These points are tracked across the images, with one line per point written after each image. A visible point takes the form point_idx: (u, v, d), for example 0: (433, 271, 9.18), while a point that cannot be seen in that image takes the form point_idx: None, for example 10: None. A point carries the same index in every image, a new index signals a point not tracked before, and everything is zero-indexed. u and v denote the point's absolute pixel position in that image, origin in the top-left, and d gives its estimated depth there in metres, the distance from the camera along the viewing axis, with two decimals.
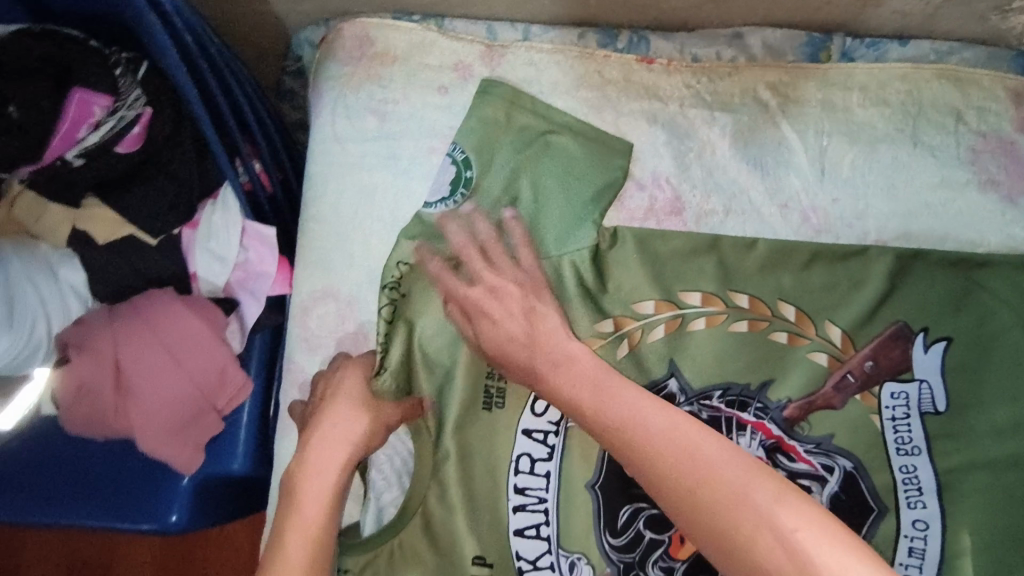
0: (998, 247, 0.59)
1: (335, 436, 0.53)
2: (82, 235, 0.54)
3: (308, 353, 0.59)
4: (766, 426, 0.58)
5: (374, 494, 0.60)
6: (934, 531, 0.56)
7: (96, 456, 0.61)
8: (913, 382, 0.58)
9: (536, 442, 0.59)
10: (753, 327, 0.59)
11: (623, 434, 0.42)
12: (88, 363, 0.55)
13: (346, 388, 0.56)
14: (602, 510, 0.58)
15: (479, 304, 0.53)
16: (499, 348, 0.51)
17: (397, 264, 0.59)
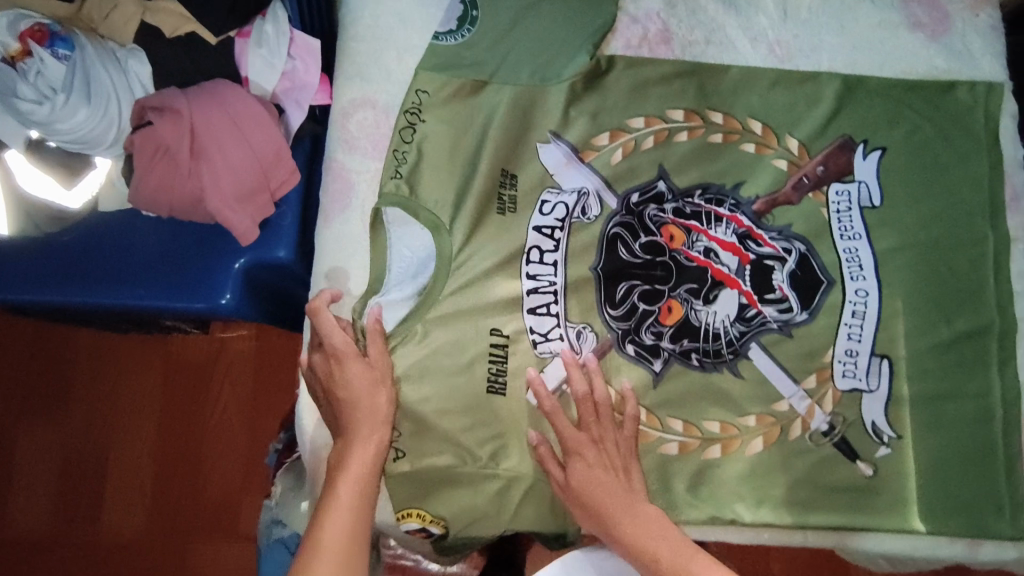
0: (924, 74, 0.73)
1: (363, 412, 0.59)
2: (153, 29, 0.66)
3: (325, 171, 0.66)
4: (739, 218, 0.69)
5: (387, 300, 0.64)
6: (873, 299, 0.68)
7: (144, 245, 0.68)
8: (854, 183, 0.70)
9: (544, 236, 0.67)
10: (726, 139, 0.70)
11: (600, 520, 0.60)
12: (166, 125, 0.61)
13: (355, 381, 0.59)
14: (602, 287, 0.67)
15: (578, 451, 0.61)
16: (589, 485, 0.60)
17: (415, 91, 0.67)
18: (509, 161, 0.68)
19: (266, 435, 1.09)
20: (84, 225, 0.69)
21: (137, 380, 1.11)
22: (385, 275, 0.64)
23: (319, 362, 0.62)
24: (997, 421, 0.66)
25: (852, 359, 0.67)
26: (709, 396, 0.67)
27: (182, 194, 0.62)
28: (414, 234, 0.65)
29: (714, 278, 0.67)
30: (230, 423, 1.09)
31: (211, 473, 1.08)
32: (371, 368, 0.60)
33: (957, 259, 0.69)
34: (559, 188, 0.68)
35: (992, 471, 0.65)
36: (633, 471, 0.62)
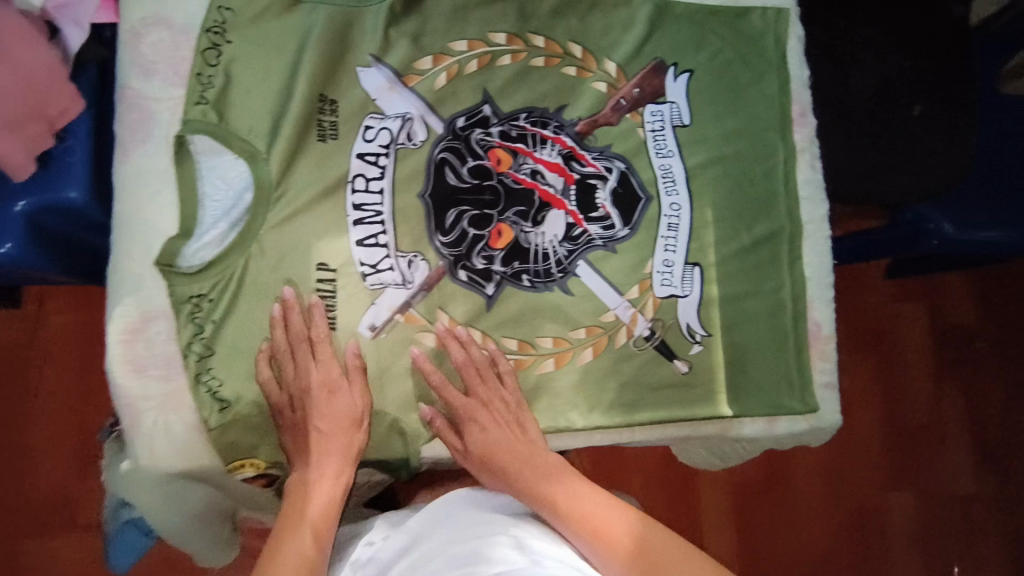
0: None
1: (328, 425, 0.60)
2: None
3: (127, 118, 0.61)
4: (562, 140, 0.71)
5: (200, 236, 0.61)
6: (684, 211, 0.74)
7: None
8: (666, 103, 0.75)
9: (368, 165, 0.66)
10: (548, 63, 0.72)
11: (506, 468, 0.65)
12: None
13: (316, 410, 0.60)
14: (432, 214, 0.67)
15: (476, 422, 0.65)
16: (490, 447, 0.65)
17: (217, 9, 0.62)
18: (328, 87, 0.65)
19: (98, 416, 1.03)
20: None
21: None
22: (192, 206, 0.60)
23: (268, 372, 0.60)
24: (789, 310, 0.75)
25: (668, 268, 0.73)
26: (542, 312, 0.70)
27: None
28: (225, 161, 0.61)
29: (541, 200, 0.70)
30: (56, 408, 1.03)
31: (38, 463, 1.02)
32: (330, 396, 0.61)
33: (755, 170, 0.76)
34: (382, 114, 0.66)
35: (785, 354, 0.74)
36: (531, 425, 0.67)
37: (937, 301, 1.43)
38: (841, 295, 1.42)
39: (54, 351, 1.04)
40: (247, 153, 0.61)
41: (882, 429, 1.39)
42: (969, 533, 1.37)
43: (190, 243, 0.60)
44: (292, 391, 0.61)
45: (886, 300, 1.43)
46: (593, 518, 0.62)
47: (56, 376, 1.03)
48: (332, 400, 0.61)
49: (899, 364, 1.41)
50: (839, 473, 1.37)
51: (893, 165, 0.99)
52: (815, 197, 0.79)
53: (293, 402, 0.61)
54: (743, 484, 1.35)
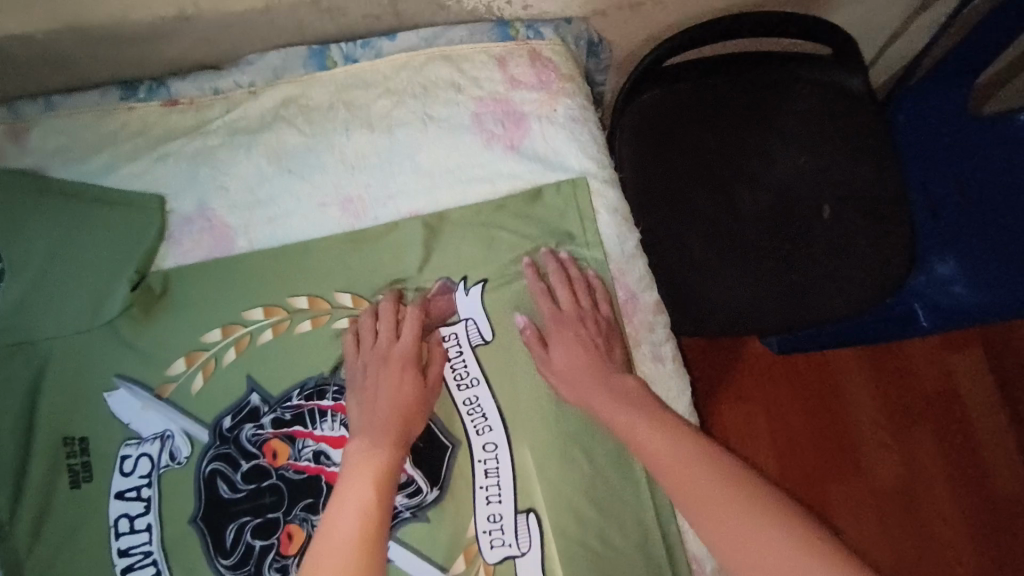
0: (508, 193, 0.70)
1: (389, 408, 0.61)
2: None
3: None
4: (345, 406, 0.65)
5: None
6: (503, 448, 0.65)
7: None
8: (460, 323, 0.68)
9: (130, 501, 0.61)
10: (314, 324, 0.66)
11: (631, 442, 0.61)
12: None
13: (385, 380, 0.63)
14: (208, 539, 0.61)
15: (562, 332, 0.66)
16: (573, 372, 0.64)
17: None
18: (73, 426, 0.62)
19: None
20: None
21: None
22: None
23: (350, 342, 0.65)
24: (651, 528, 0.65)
25: (497, 524, 0.64)
26: None
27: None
28: None
29: (331, 484, 0.63)
30: None
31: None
32: (388, 364, 0.63)
33: None
34: (139, 438, 0.62)
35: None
36: (615, 349, 0.66)
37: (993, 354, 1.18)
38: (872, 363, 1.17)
39: None
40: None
41: (959, 514, 1.11)
42: None
43: None
44: (373, 359, 0.64)
45: (928, 365, 1.17)
46: (677, 463, 0.58)
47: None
48: (403, 377, 0.63)
49: (965, 436, 1.14)
50: None
51: (817, 280, 0.79)
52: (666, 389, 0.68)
53: (370, 367, 0.64)
54: None
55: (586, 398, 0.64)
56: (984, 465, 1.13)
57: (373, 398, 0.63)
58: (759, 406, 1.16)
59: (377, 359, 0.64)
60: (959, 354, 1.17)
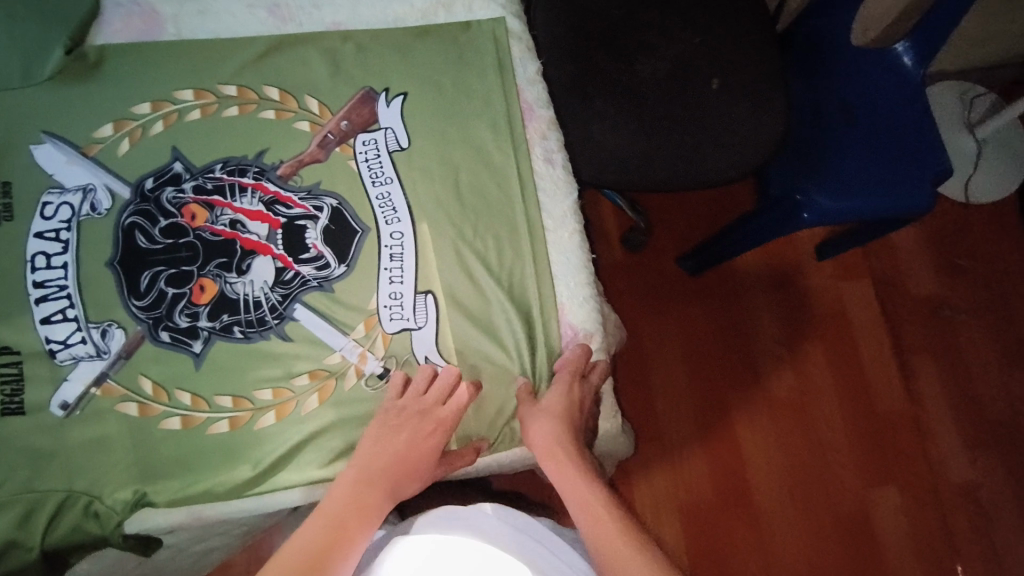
0: (422, 13, 0.77)
1: (399, 459, 0.62)
2: None
3: None
4: (264, 185, 0.70)
5: None
6: (408, 238, 0.70)
7: None
8: (379, 130, 0.73)
9: (48, 240, 0.65)
10: (241, 111, 0.71)
11: (548, 463, 0.63)
12: None
13: (411, 431, 0.63)
14: (123, 281, 0.65)
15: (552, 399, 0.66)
16: (545, 438, 0.64)
17: None
18: (1, 170, 0.66)
19: None
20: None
21: None
22: None
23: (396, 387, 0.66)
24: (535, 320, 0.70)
25: (397, 301, 0.69)
26: (258, 363, 0.66)
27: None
28: None
29: (245, 248, 0.68)
30: None
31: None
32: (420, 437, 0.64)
33: (486, 185, 0.73)
34: (61, 188, 0.66)
35: (540, 360, 0.70)
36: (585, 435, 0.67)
37: (877, 258, 1.28)
38: (774, 283, 1.25)
39: None
40: None
41: (849, 431, 1.19)
42: (986, 527, 1.16)
43: None
44: (412, 410, 0.65)
45: (823, 286, 1.26)
46: (593, 502, 0.60)
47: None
48: (430, 437, 0.64)
49: (852, 350, 1.23)
50: (809, 485, 1.16)
51: (711, 142, 0.88)
52: (556, 191, 0.74)
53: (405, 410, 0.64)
54: (701, 548, 1.12)
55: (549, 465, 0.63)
56: (861, 355, 1.23)
57: (389, 439, 0.63)
58: (672, 318, 1.23)
59: (415, 419, 0.64)
60: (852, 282, 1.26)
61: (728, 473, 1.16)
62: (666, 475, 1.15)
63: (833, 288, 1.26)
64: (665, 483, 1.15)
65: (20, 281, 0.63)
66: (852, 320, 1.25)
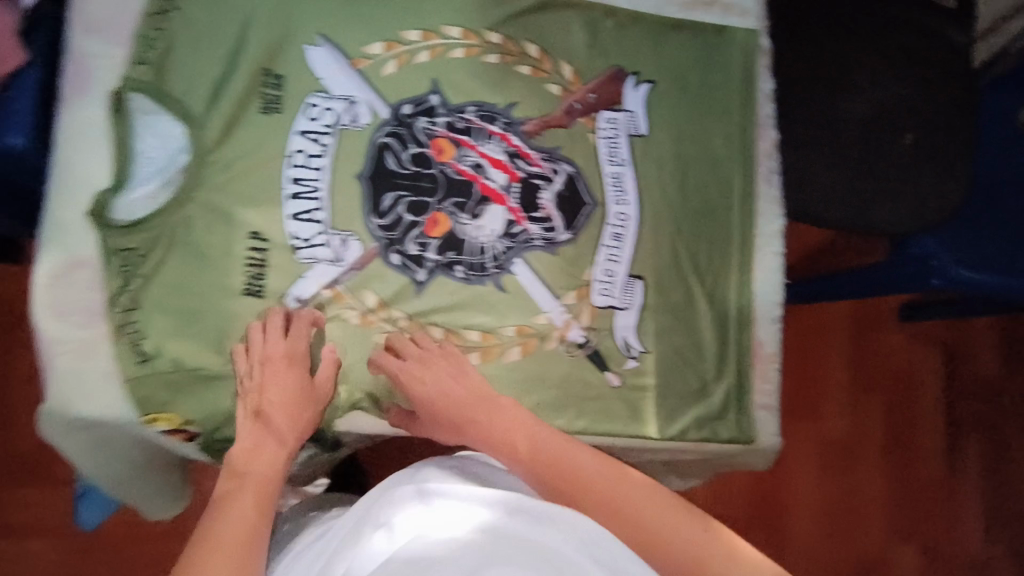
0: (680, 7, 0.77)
1: (283, 404, 0.62)
2: None
3: (76, 85, 0.62)
4: (510, 137, 0.70)
5: (128, 199, 0.61)
6: (631, 221, 0.73)
7: None
8: (623, 112, 0.74)
9: (309, 141, 0.65)
10: (501, 60, 0.71)
11: (538, 442, 0.61)
12: None
13: (273, 385, 0.62)
14: (367, 196, 0.66)
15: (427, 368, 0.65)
16: (436, 398, 0.64)
17: None
18: (272, 61, 0.65)
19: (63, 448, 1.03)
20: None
21: None
22: (125, 178, 0.61)
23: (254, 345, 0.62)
24: (729, 326, 0.74)
25: (609, 278, 0.72)
26: (473, 306, 0.69)
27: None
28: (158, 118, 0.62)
29: (482, 194, 0.69)
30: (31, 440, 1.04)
31: (28, 418, 1.04)
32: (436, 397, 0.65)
33: (710, 189, 0.75)
34: (327, 93, 0.66)
35: (723, 369, 0.73)
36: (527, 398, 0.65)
37: (956, 331, 1.27)
38: (856, 332, 1.24)
39: None
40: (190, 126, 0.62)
41: (885, 484, 1.23)
42: None
43: (121, 205, 0.61)
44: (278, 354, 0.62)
45: (896, 345, 1.26)
46: (599, 466, 0.58)
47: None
48: (290, 371, 0.62)
49: (909, 410, 1.24)
50: (834, 524, 1.21)
51: (886, 192, 0.86)
52: (769, 212, 0.77)
53: (254, 374, 0.62)
54: None
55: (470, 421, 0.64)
56: (915, 419, 1.25)
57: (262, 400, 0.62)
58: None
59: (280, 367, 0.62)
60: (926, 348, 1.26)
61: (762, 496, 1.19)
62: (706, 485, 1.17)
63: (909, 351, 1.26)
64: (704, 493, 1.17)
65: (277, 174, 0.64)
66: (919, 384, 1.25)
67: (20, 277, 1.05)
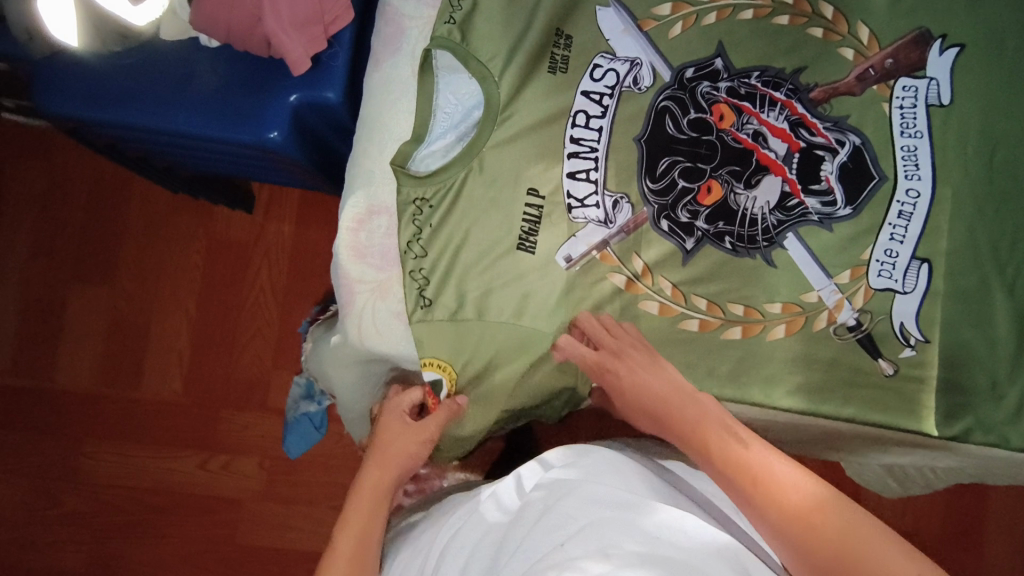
0: None
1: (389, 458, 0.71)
2: None
3: (389, 44, 0.67)
4: (794, 104, 0.67)
5: (426, 150, 0.66)
6: (923, 200, 0.66)
7: (183, 84, 0.68)
8: (924, 79, 0.67)
9: (592, 102, 0.67)
10: (793, 22, 0.68)
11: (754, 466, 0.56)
12: None
13: (394, 440, 0.71)
14: (644, 160, 0.67)
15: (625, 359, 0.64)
16: (643, 398, 0.64)
17: None
18: (565, 23, 0.67)
19: (283, 374, 1.14)
20: (158, 52, 0.69)
21: (177, 294, 1.16)
22: (423, 132, 0.66)
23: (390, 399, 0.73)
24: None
25: (890, 259, 0.66)
26: (739, 279, 0.66)
27: (240, 23, 0.62)
28: (457, 77, 0.67)
29: (759, 163, 0.67)
30: (255, 362, 1.14)
31: (247, 348, 1.15)
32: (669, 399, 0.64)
33: (1021, 168, 0.67)
34: (613, 55, 0.67)
35: (1022, 366, 0.64)
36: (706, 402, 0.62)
37: None
38: None
39: (273, 253, 1.16)
40: (488, 85, 0.66)
41: None
42: None
43: (419, 156, 0.66)
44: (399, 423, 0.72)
45: None
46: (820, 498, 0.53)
47: (273, 276, 1.15)
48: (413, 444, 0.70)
49: None
50: None
51: None
52: None
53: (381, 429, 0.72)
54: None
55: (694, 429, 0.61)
56: None
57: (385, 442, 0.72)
58: None
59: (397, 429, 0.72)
60: None
61: (962, 517, 1.03)
62: (899, 501, 1.02)
63: None
64: (897, 509, 1.03)
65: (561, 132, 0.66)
66: None
67: (252, 223, 1.16)
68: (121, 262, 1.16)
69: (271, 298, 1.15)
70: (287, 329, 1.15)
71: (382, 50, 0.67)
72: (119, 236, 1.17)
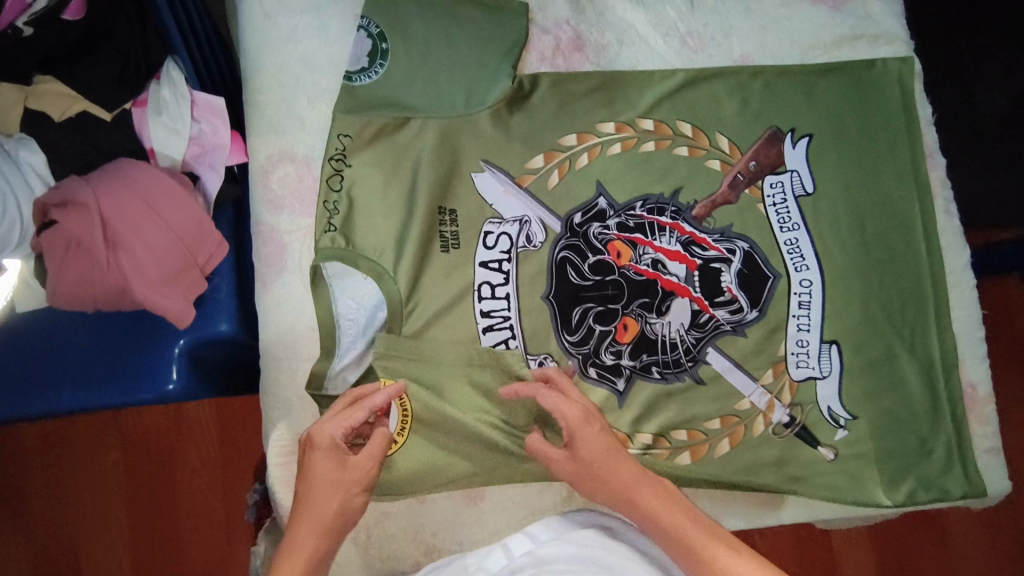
0: (828, 48, 0.74)
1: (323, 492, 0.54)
2: (35, 114, 0.57)
3: (271, 263, 0.63)
4: (681, 225, 0.69)
5: (338, 365, 0.62)
6: (817, 285, 0.70)
7: (60, 354, 0.61)
8: (786, 173, 0.72)
9: (492, 271, 0.66)
10: (659, 147, 0.70)
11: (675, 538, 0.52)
12: (73, 218, 0.54)
13: (326, 467, 0.54)
14: (557, 314, 0.67)
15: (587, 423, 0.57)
16: (591, 455, 0.56)
17: (337, 136, 0.64)
18: (446, 199, 0.67)
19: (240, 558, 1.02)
20: (22, 329, 0.62)
21: (98, 505, 1.02)
22: (331, 349, 0.62)
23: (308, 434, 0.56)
24: (939, 375, 0.70)
25: (803, 349, 0.69)
26: (675, 406, 0.68)
27: (105, 302, 0.56)
28: (348, 280, 0.63)
29: (665, 289, 0.68)
30: (204, 554, 1.02)
31: (191, 539, 1.02)
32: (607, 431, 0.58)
33: (890, 234, 0.72)
34: (500, 218, 0.67)
35: (939, 417, 0.69)
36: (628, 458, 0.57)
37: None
38: None
39: (199, 429, 1.05)
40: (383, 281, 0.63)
41: None
42: None
43: (332, 373, 0.62)
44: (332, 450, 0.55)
45: None
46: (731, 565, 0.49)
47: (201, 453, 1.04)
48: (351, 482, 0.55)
49: None
50: None
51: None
52: (954, 244, 0.74)
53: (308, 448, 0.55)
54: None
55: (593, 485, 0.57)
56: None
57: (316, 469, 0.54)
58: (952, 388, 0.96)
59: (330, 454, 0.55)
60: None
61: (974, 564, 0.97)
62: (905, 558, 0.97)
63: None
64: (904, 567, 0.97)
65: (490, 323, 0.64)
66: None
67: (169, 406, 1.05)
68: (23, 489, 1.01)
69: (206, 479, 1.04)
70: (233, 507, 1.03)
71: (267, 273, 0.63)
72: (14, 459, 1.02)
